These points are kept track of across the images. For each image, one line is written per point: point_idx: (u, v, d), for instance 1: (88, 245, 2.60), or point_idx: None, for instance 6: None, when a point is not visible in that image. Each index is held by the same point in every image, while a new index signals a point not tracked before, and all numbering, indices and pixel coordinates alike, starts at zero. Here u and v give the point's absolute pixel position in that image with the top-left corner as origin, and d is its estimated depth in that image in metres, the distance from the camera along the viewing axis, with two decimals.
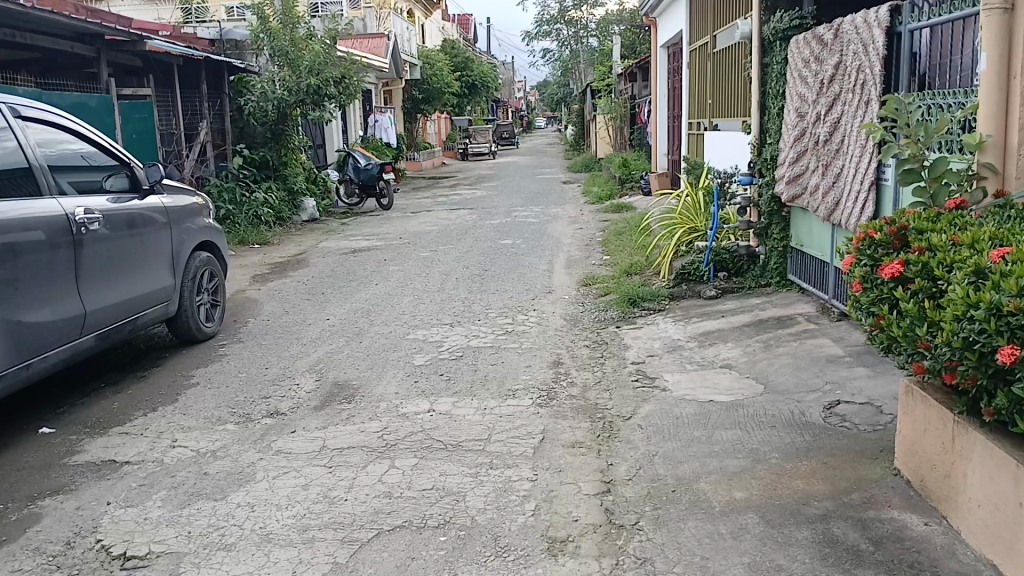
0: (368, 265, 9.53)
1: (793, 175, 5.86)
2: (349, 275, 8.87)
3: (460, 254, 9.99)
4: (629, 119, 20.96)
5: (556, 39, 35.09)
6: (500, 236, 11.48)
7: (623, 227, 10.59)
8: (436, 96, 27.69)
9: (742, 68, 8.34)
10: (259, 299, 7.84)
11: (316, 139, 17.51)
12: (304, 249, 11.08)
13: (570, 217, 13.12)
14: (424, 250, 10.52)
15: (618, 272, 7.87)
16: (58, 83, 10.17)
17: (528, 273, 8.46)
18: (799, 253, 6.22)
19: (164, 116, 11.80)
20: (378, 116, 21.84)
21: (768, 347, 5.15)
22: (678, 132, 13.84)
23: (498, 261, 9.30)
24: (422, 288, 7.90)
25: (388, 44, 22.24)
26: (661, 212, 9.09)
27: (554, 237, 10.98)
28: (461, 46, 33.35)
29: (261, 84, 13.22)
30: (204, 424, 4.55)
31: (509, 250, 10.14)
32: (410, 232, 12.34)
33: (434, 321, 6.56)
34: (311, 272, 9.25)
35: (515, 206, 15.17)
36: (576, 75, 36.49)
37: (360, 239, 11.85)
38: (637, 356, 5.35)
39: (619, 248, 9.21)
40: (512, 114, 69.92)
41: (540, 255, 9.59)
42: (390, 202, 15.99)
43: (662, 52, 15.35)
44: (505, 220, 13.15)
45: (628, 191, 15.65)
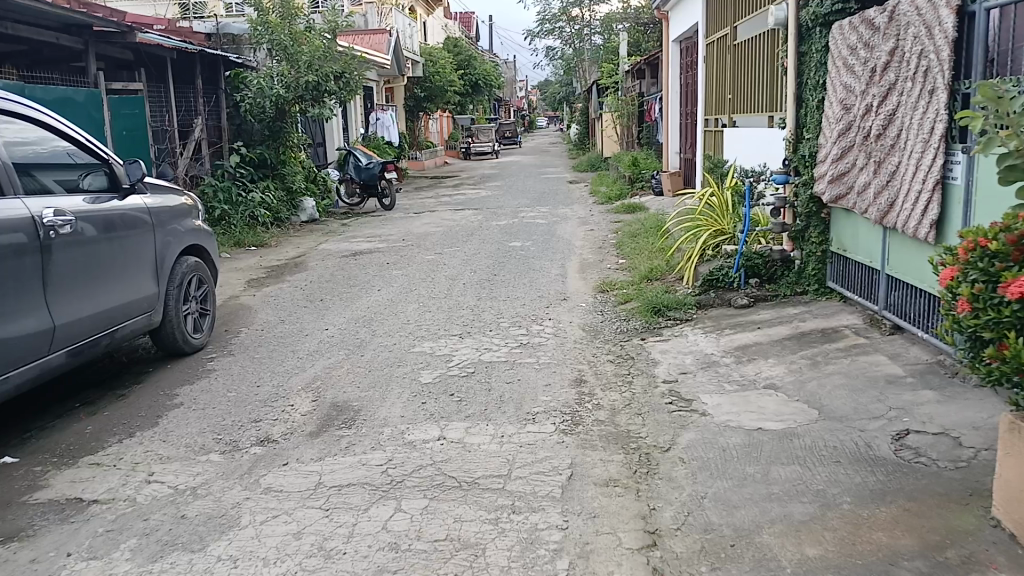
0: (369, 268, 9.00)
1: (838, 173, 5.36)
2: (350, 280, 8.35)
3: (467, 257, 9.46)
4: (637, 117, 20.42)
5: (559, 36, 34.52)
6: (508, 237, 10.96)
7: (637, 228, 10.06)
8: (438, 94, 27.17)
9: (770, 59, 7.82)
10: (253, 307, 7.32)
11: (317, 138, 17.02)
12: (303, 252, 10.57)
13: (580, 218, 12.59)
14: (428, 252, 9.99)
15: (637, 277, 7.35)
16: (44, 76, 9.62)
17: (540, 279, 7.93)
18: (841, 258, 5.70)
19: (157, 113, 11.29)
20: (380, 115, 21.32)
21: (816, 364, 4.64)
22: (692, 130, 13.31)
23: (508, 264, 8.78)
24: (428, 295, 7.38)
25: (389, 40, 21.70)
26: (681, 213, 8.55)
27: (565, 239, 10.46)
28: (464, 43, 32.80)
29: (259, 79, 12.69)
30: (186, 453, 4.03)
31: (519, 252, 9.62)
32: (414, 233, 11.85)
33: (442, 332, 6.04)
34: (309, 276, 8.73)
35: (522, 206, 14.64)
36: (580, 73, 35.93)
37: (362, 241, 11.34)
38: (668, 373, 4.83)
39: (636, 251, 8.69)
40: (514, 112, 69.34)
41: (551, 259, 9.06)
42: (392, 203, 15.48)
43: (674, 47, 14.81)
44: (513, 221, 12.62)
45: (638, 191, 15.12)
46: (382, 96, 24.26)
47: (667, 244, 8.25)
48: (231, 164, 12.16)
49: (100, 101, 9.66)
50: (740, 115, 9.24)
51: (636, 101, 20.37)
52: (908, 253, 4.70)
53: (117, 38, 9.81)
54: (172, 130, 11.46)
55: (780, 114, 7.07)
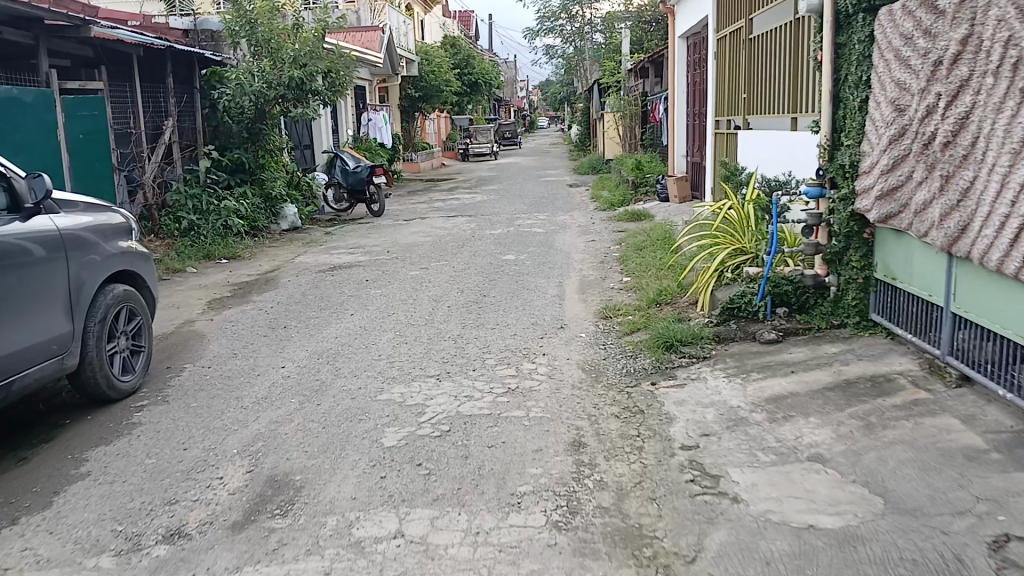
0: (345, 286, 8.11)
1: (887, 188, 4.47)
2: (321, 301, 7.45)
3: (455, 272, 8.56)
4: (640, 118, 19.50)
5: (560, 34, 33.57)
6: (502, 249, 10.05)
7: (643, 241, 9.14)
8: (434, 94, 26.27)
9: (795, 54, 6.91)
10: (206, 336, 6.42)
11: (302, 140, 16.15)
12: (277, 266, 9.69)
13: (580, 227, 11.71)
14: (413, 266, 9.09)
15: (644, 300, 6.45)
16: None
17: (534, 301, 7.03)
18: (887, 287, 4.81)
19: (121, 115, 10.37)
20: (371, 115, 20.40)
21: (870, 429, 3.75)
22: (702, 132, 12.40)
23: (499, 282, 7.88)
24: (406, 321, 6.47)
25: (382, 37, 20.77)
26: (693, 226, 7.64)
27: (563, 252, 9.56)
28: (462, 42, 31.84)
29: (238, 75, 11.73)
30: (73, 554, 3.15)
31: (512, 267, 8.71)
32: (400, 244, 10.96)
33: (417, 371, 5.13)
34: (278, 295, 7.82)
35: (518, 212, 13.75)
36: (582, 72, 34.98)
37: (343, 252, 10.45)
38: (686, 435, 3.93)
39: (643, 268, 7.77)
40: (515, 112, 68.41)
41: (547, 276, 8.16)
42: (382, 209, 14.67)
43: (680, 43, 13.89)
44: (507, 231, 11.73)
45: (643, 196, 14.22)
46: (375, 95, 23.31)
47: (677, 261, 7.34)
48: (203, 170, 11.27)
49: (52, 102, 8.72)
50: (759, 118, 8.36)
51: (640, 100, 19.45)
52: (980, 287, 3.82)
53: (72, 33, 8.84)
54: (139, 133, 10.53)
55: (816, 115, 6.12)
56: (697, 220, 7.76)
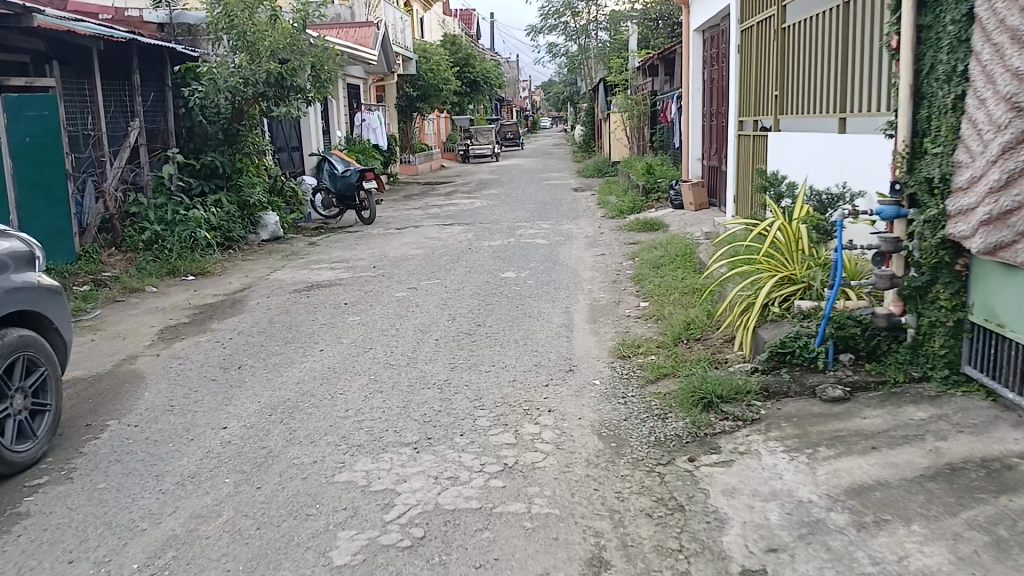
0: (320, 311, 7.07)
1: (1003, 212, 3.50)
2: (289, 330, 6.42)
3: (446, 294, 7.51)
4: (649, 118, 18.47)
5: (563, 32, 32.49)
6: (501, 264, 8.99)
7: (660, 258, 8.08)
8: (433, 93, 25.24)
9: (847, 41, 5.86)
10: (145, 378, 5.38)
11: (288, 141, 15.17)
12: (249, 284, 8.66)
13: (587, 238, 10.67)
14: (400, 285, 8.05)
15: (670, 336, 5.41)
16: None
17: (536, 332, 5.99)
18: (988, 333, 3.79)
19: (78, 115, 9.27)
20: (365, 116, 19.39)
21: (1003, 551, 2.71)
22: (721, 134, 11.38)
23: (496, 308, 6.84)
24: (384, 359, 5.43)
25: (377, 33, 19.70)
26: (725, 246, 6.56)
27: (568, 269, 8.53)
28: (462, 40, 30.82)
29: (210, 70, 10.62)
30: None
31: (511, 288, 7.65)
32: (389, 257, 9.93)
33: (390, 436, 4.08)
34: (241, 323, 6.78)
35: (520, 220, 12.72)
36: (587, 71, 33.94)
37: (324, 267, 9.41)
38: (746, 550, 2.89)
39: (663, 292, 6.70)
40: (517, 113, 67.39)
41: (551, 299, 7.13)
42: (373, 216, 13.51)
43: (695, 37, 12.71)
44: (507, 242, 10.70)
45: (654, 204, 13.19)
46: (370, 94, 22.27)
47: (705, 287, 6.25)
48: (171, 174, 10.24)
49: None
50: (796, 118, 7.27)
51: (649, 100, 18.41)
52: None
53: (13, 23, 7.76)
54: (98, 135, 9.46)
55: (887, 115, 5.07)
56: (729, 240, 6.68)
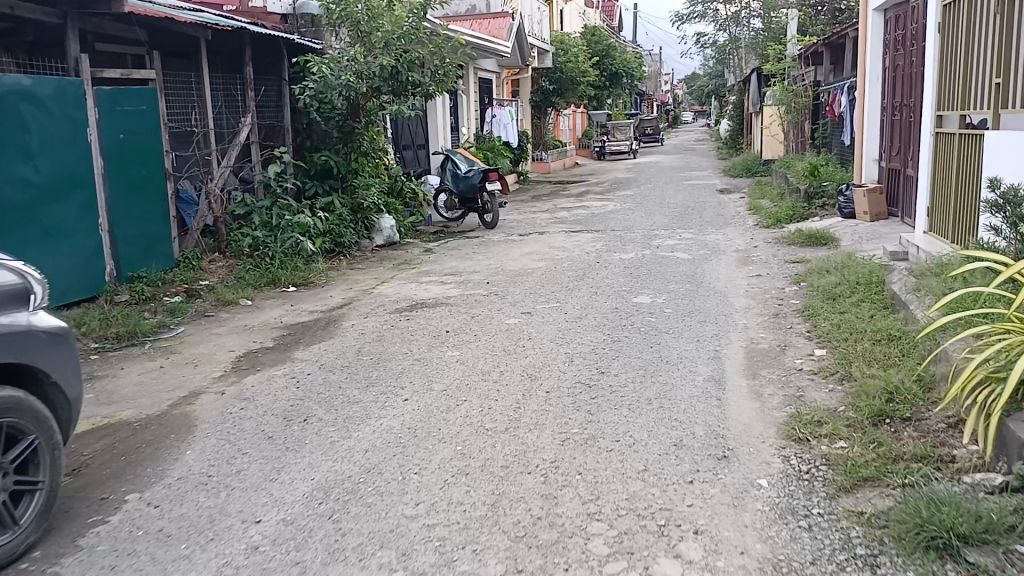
0: (417, 338, 6.04)
1: None
2: (376, 365, 5.41)
3: (566, 323, 6.30)
4: (810, 111, 16.44)
5: (712, 20, 30.38)
6: (634, 284, 7.68)
7: (835, 289, 6.51)
8: (569, 87, 23.98)
9: None
10: (198, 428, 4.51)
11: (413, 139, 14.50)
12: (350, 298, 7.79)
13: (739, 253, 9.15)
14: (514, 308, 6.91)
15: (867, 414, 3.97)
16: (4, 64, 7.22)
17: (675, 388, 4.68)
18: None
19: (182, 111, 8.84)
20: (496, 111, 18.49)
21: None
22: (907, 132, 9.53)
23: (625, 346, 5.55)
24: (479, 420, 4.27)
25: (510, 24, 18.38)
26: (945, 292, 4.96)
27: (716, 293, 7.12)
28: (603, 30, 29.40)
29: (321, 64, 9.82)
30: None
31: (645, 318, 6.35)
32: (508, 269, 8.82)
33: (464, 562, 2.90)
34: (326, 352, 5.85)
35: (658, 227, 11.32)
36: (736, 62, 31.68)
37: (435, 280, 8.41)
38: None
39: (848, 339, 5.21)
40: (658, 107, 64.99)
41: (696, 337, 5.76)
42: (496, 219, 12.58)
43: (875, 16, 10.73)
44: (643, 254, 9.34)
45: (816, 211, 11.42)
46: (503, 88, 21.37)
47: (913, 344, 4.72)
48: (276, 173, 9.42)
49: (81, 94, 7.24)
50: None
51: (810, 91, 16.41)
52: None
53: (104, 9, 7.09)
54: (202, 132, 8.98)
55: None
56: (951, 282, 5.07)
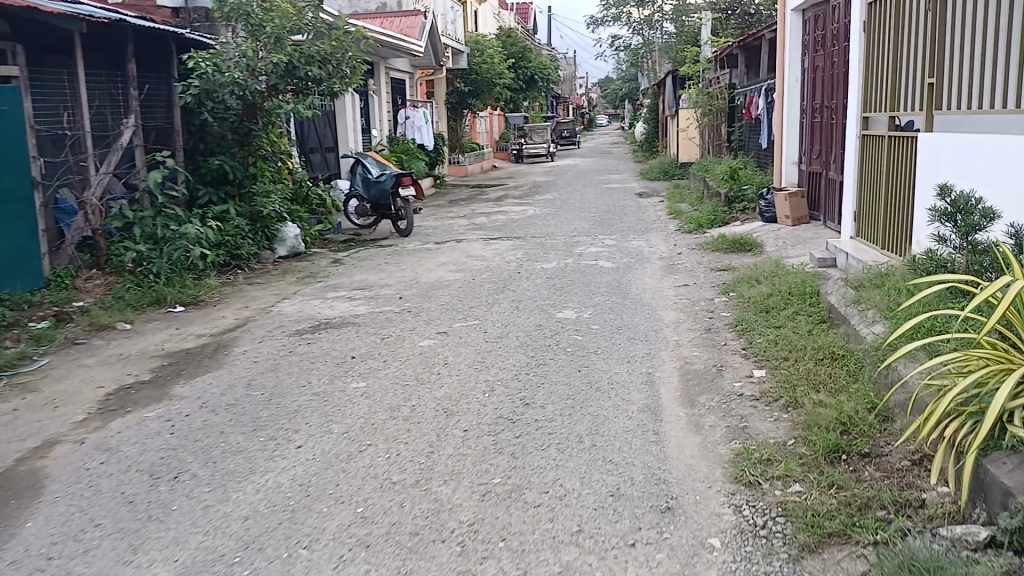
0: (318, 366, 5.38)
1: None
2: (269, 402, 4.74)
3: (486, 344, 5.74)
4: (726, 114, 16.41)
5: (625, 24, 30.45)
6: (557, 297, 7.18)
7: (767, 300, 6.18)
8: (485, 88, 23.45)
9: None
10: (46, 491, 3.77)
11: (321, 142, 13.70)
12: (245, 319, 7.04)
13: (665, 261, 8.81)
14: (427, 327, 6.32)
15: (821, 451, 3.56)
16: None
17: (606, 421, 4.19)
18: None
19: (51, 111, 7.89)
20: (410, 112, 17.82)
21: None
22: (830, 136, 9.39)
23: (549, 371, 5.04)
24: (385, 470, 3.66)
25: (423, 22, 17.74)
26: (893, 308, 4.62)
27: (642, 306, 6.70)
28: (518, 32, 29.05)
29: (211, 60, 8.99)
30: None
31: (570, 337, 5.84)
32: (422, 282, 8.21)
33: None
34: (211, 387, 5.14)
35: (579, 234, 10.91)
36: (650, 65, 31.85)
37: (342, 295, 7.73)
38: None
39: (788, 359, 4.83)
40: (574, 110, 65.28)
41: (625, 357, 5.30)
42: (409, 226, 11.83)
43: (793, 18, 10.59)
44: (564, 263, 8.90)
45: (737, 215, 11.23)
46: (416, 90, 20.68)
47: (861, 366, 4.36)
48: (160, 179, 8.51)
49: None
50: (980, 112, 5.32)
51: (726, 93, 16.36)
52: None
53: None
54: (76, 135, 8.05)
55: None
56: (897, 296, 4.75)
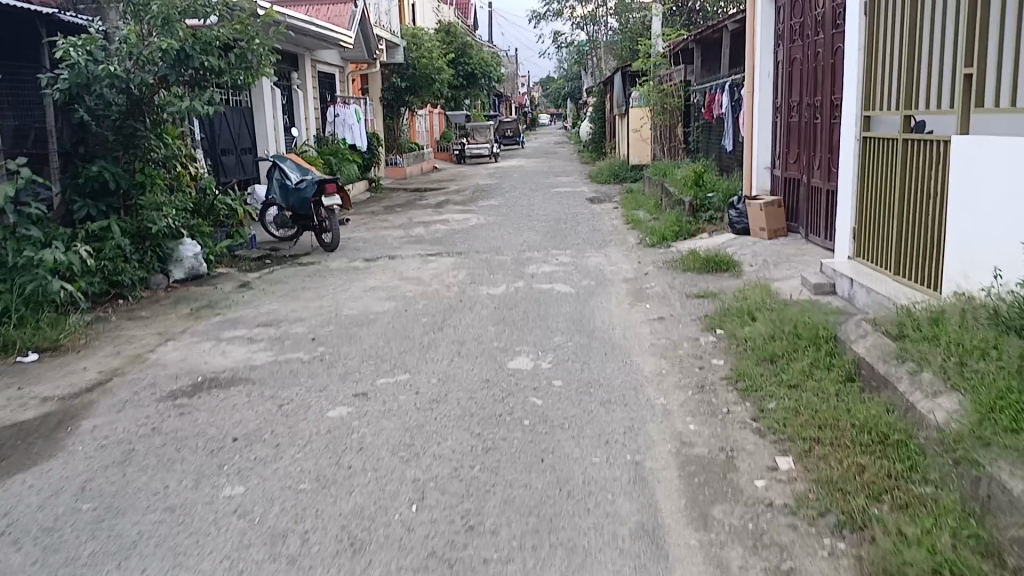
0: (184, 458, 3.94)
1: None
2: (100, 528, 3.29)
3: (416, 412, 4.36)
4: (682, 114, 15.32)
5: (569, 20, 29.29)
6: (508, 337, 5.84)
7: (770, 345, 4.96)
8: (424, 85, 21.94)
9: None
10: None
11: (235, 143, 12.11)
12: (111, 373, 5.52)
13: (630, 284, 7.56)
14: (341, 385, 4.89)
15: None
16: None
17: (588, 559, 2.87)
18: None
19: None
20: (339, 110, 16.25)
21: None
22: (813, 138, 8.28)
23: (501, 464, 3.68)
24: None
25: (353, 12, 16.16)
26: (965, 377, 3.42)
27: (613, 351, 5.42)
28: (458, 28, 27.63)
29: (83, 47, 7.41)
30: None
31: (526, 400, 4.51)
32: (342, 315, 6.77)
33: None
34: (28, 498, 3.65)
35: (529, 249, 9.61)
36: (595, 62, 30.73)
37: (242, 336, 6.24)
38: None
39: (822, 445, 3.60)
40: (517, 107, 64.03)
41: (600, 436, 3.99)
42: (335, 240, 10.30)
43: (766, 5, 9.46)
44: (514, 288, 7.57)
45: (704, 226, 10.07)
46: (348, 86, 19.10)
47: (935, 465, 3.17)
48: (11, 193, 6.55)
49: None
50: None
51: (680, 91, 15.24)
52: None
53: None
54: None
55: None
56: (968, 358, 3.55)
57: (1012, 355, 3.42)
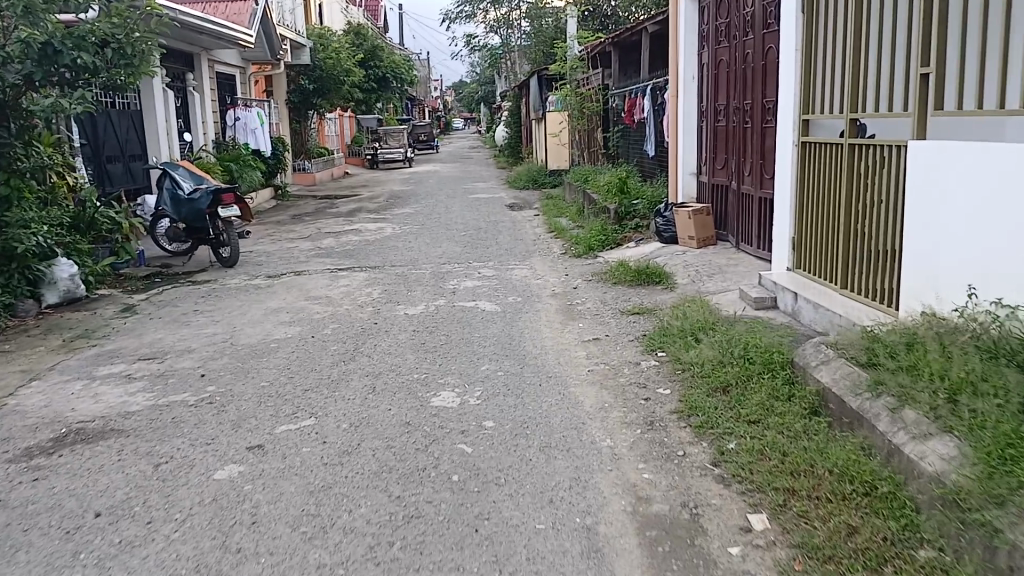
0: (31, 544, 3.14)
1: None
2: None
3: (323, 470, 3.68)
4: (601, 118, 14.97)
5: (482, 23, 28.78)
6: (429, 367, 5.20)
7: (721, 371, 4.49)
8: (333, 88, 20.97)
9: None
10: None
11: (121, 148, 11.03)
12: None
13: (560, 299, 7.03)
14: (234, 435, 4.15)
15: None
16: None
17: None
18: None
19: None
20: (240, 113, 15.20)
21: None
22: (743, 143, 7.95)
23: (427, 538, 3.05)
24: None
25: (253, 8, 15.14)
26: (957, 418, 3.01)
27: (547, 380, 4.84)
28: (368, 29, 26.72)
29: None
30: None
31: (454, 448, 3.88)
32: (240, 343, 5.98)
33: None
34: None
35: (448, 262, 8.97)
36: (509, 66, 30.33)
37: (120, 372, 5.38)
38: None
39: (798, 499, 3.12)
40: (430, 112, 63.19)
41: (543, 493, 3.40)
42: (234, 254, 9.41)
43: (688, 5, 9.11)
44: (433, 307, 6.92)
45: (629, 234, 9.66)
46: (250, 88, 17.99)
47: (937, 526, 2.72)
48: None
49: None
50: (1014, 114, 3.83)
51: (599, 95, 14.89)
52: None
53: None
54: None
55: None
56: (955, 393, 3.15)
57: (1010, 392, 3.01)
